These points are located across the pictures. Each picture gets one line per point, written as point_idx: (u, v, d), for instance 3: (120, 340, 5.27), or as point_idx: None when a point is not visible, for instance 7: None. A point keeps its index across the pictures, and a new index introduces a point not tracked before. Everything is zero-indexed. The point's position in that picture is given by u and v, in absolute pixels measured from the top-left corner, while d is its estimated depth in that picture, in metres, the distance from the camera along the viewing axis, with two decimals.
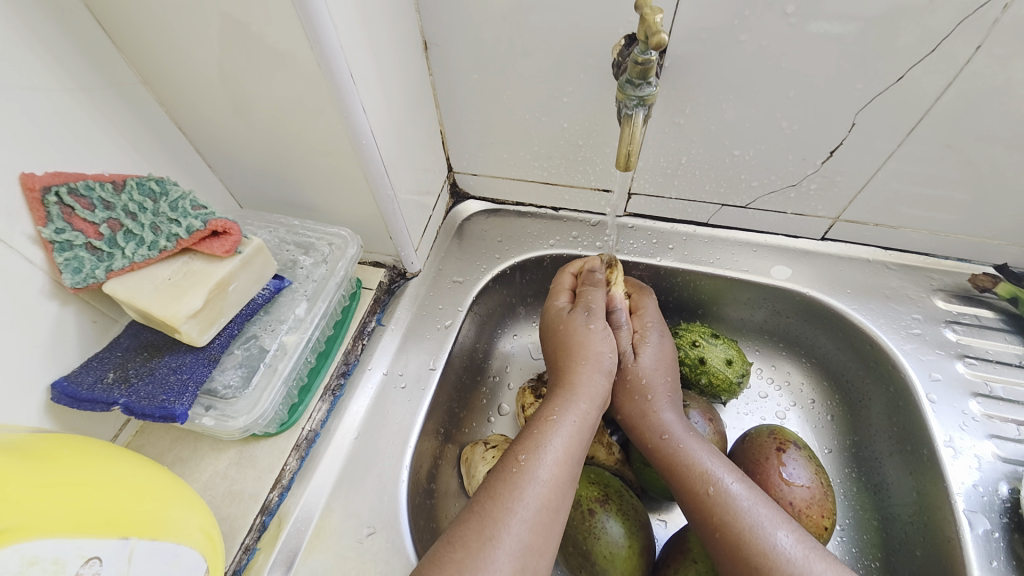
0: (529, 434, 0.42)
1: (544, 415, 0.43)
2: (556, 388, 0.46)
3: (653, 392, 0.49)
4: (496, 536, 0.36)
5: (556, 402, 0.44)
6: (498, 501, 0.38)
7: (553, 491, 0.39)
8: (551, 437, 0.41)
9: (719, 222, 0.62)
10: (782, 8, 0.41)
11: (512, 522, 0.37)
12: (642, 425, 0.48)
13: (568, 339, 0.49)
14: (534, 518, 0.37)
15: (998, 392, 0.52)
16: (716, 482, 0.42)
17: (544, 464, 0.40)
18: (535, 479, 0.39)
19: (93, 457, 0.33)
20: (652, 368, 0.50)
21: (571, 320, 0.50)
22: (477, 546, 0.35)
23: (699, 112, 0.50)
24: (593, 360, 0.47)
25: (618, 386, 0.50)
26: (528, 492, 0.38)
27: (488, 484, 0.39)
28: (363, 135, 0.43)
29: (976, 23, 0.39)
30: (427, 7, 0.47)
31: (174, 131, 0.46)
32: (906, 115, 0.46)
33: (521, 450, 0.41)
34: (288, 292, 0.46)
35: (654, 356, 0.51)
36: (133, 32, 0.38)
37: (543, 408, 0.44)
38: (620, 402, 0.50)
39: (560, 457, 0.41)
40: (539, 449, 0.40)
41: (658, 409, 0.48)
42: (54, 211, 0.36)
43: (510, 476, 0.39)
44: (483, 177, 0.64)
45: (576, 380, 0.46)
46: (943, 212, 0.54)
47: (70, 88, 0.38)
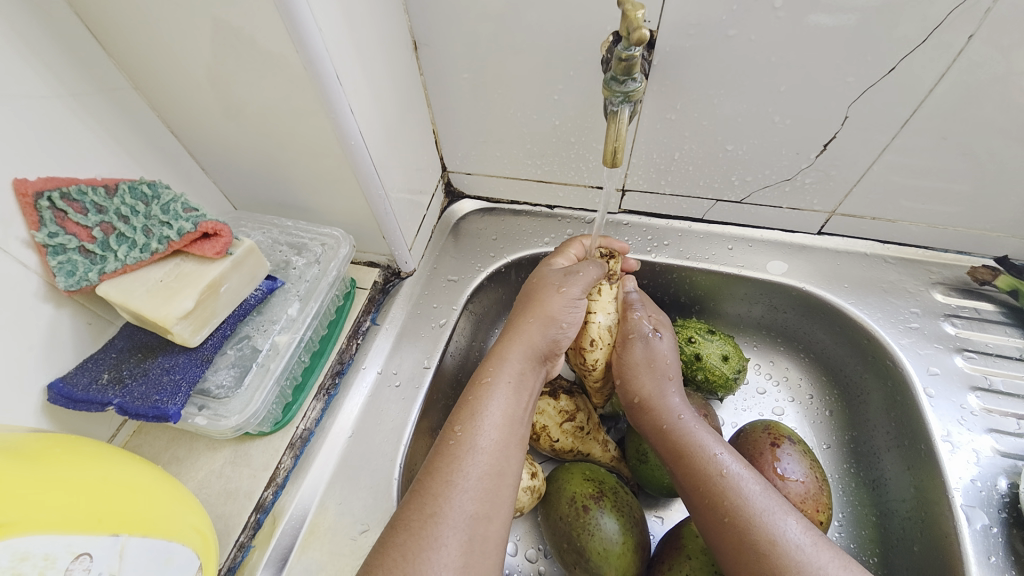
0: (465, 403, 0.42)
1: (478, 378, 0.44)
2: (495, 349, 0.47)
3: (672, 373, 0.50)
4: (438, 512, 0.35)
5: (490, 364, 0.45)
6: (436, 476, 0.37)
7: (493, 456, 0.39)
8: (487, 402, 0.42)
9: (714, 217, 0.62)
10: (770, 1, 0.41)
11: (451, 492, 0.36)
12: (658, 405, 0.48)
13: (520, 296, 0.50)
14: (476, 484, 0.37)
15: (998, 386, 0.51)
16: (728, 465, 0.42)
17: (481, 432, 0.40)
18: (473, 447, 0.39)
19: (86, 456, 0.33)
20: (671, 351, 0.51)
21: (539, 279, 0.51)
22: (419, 525, 0.35)
23: (691, 108, 0.50)
24: (548, 319, 0.47)
25: (641, 363, 0.50)
26: (466, 460, 0.38)
27: (428, 461, 0.39)
28: (352, 136, 0.43)
29: (970, 12, 0.38)
30: (415, 7, 0.48)
31: (167, 136, 0.47)
32: (900, 107, 0.46)
33: (457, 422, 0.41)
34: (281, 292, 0.47)
35: (670, 340, 0.52)
36: (122, 37, 0.39)
37: (478, 372, 0.45)
38: (638, 383, 0.49)
39: (498, 421, 0.41)
40: (474, 416, 0.41)
41: (672, 392, 0.49)
42: (47, 215, 0.36)
43: (447, 449, 0.39)
44: (477, 176, 0.64)
45: (508, 335, 0.47)
46: (941, 205, 0.53)
47: (62, 94, 0.38)
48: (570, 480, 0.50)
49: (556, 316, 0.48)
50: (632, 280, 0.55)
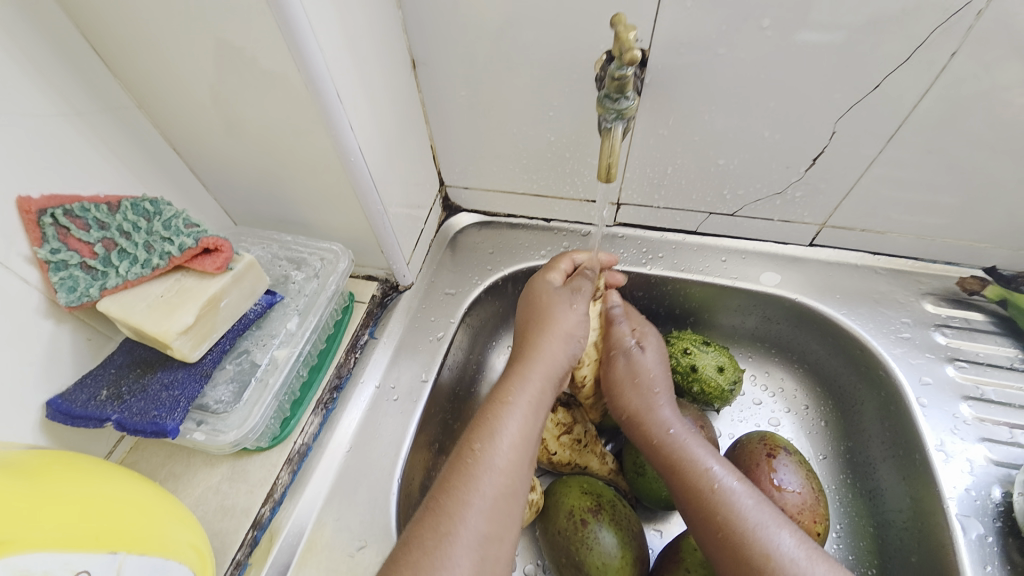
0: (483, 421, 0.42)
1: (497, 395, 0.44)
2: (514, 365, 0.47)
3: (659, 386, 0.49)
4: (452, 532, 0.35)
5: (510, 381, 0.45)
6: (451, 495, 0.37)
7: (509, 476, 0.39)
8: (506, 421, 0.42)
9: (708, 230, 0.63)
10: (756, 23, 0.43)
11: (469, 513, 0.36)
12: (647, 419, 0.48)
13: (541, 313, 0.50)
14: (492, 504, 0.37)
15: (990, 396, 0.52)
16: (720, 479, 0.42)
17: (500, 451, 0.40)
18: (491, 467, 0.39)
19: (87, 472, 0.34)
20: (657, 364, 0.51)
21: (541, 297, 0.51)
22: (436, 545, 0.35)
23: (683, 124, 0.51)
24: (565, 340, 0.48)
25: (626, 378, 0.50)
26: (485, 480, 0.38)
27: (443, 477, 0.39)
28: (351, 153, 0.44)
29: (952, 28, 0.40)
30: (414, 28, 0.49)
31: (170, 153, 0.48)
32: (885, 122, 0.47)
33: (474, 439, 0.41)
34: (280, 307, 0.47)
35: (656, 350, 0.52)
36: (129, 58, 0.40)
37: (498, 389, 0.45)
38: (626, 398, 0.50)
39: (515, 440, 0.41)
40: (494, 436, 0.41)
41: (661, 404, 0.48)
42: (50, 232, 0.37)
43: (465, 467, 0.39)
44: (475, 190, 0.65)
45: (529, 353, 0.47)
46: (928, 217, 0.54)
47: (66, 114, 0.39)
48: (567, 493, 0.50)
49: (572, 338, 0.49)
50: (615, 294, 0.55)
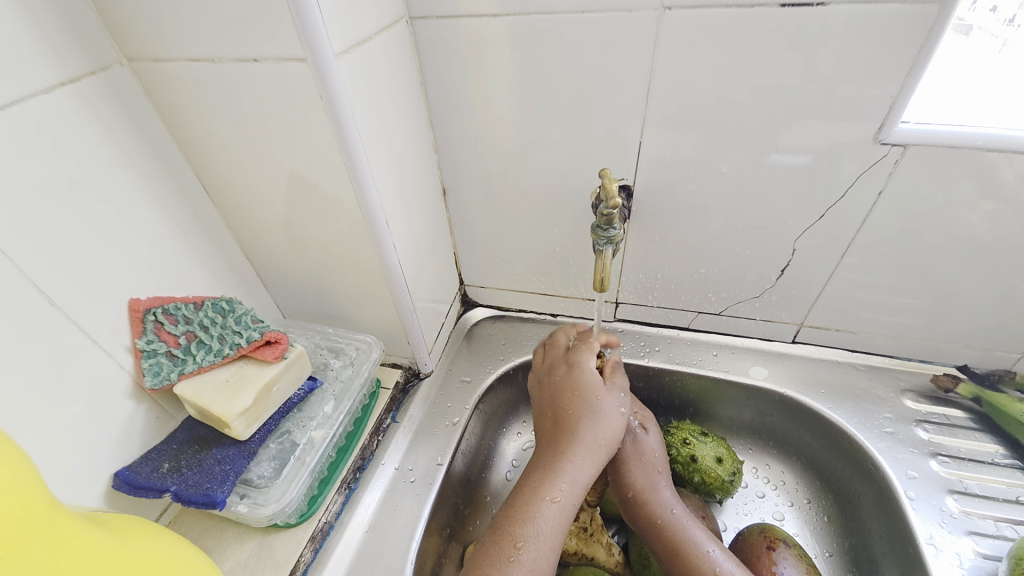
0: (526, 518, 0.43)
1: (542, 492, 0.45)
2: (558, 457, 0.47)
3: (660, 468, 0.54)
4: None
5: (557, 479, 0.46)
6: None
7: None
8: (547, 523, 0.43)
9: (699, 326, 0.70)
10: (716, 168, 0.54)
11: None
12: (650, 499, 0.52)
13: (590, 407, 0.50)
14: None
15: (974, 489, 0.55)
16: (718, 564, 0.46)
17: (537, 554, 0.42)
18: (526, 572, 0.41)
19: (155, 535, 0.37)
20: (657, 447, 0.56)
21: (589, 389, 0.51)
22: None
23: (667, 238, 0.61)
24: (610, 441, 0.49)
25: (632, 457, 0.54)
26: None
27: (480, 563, 0.42)
28: (392, 264, 0.54)
29: (877, 172, 0.50)
30: (447, 165, 0.62)
31: (244, 260, 0.58)
32: (836, 240, 0.56)
33: (516, 538, 0.43)
34: (319, 391, 0.54)
35: (657, 434, 0.57)
36: (230, 192, 0.52)
37: (543, 484, 0.45)
38: (632, 477, 0.53)
39: (550, 541, 0.43)
40: (537, 538, 0.43)
41: (662, 486, 0.53)
42: (149, 326, 0.46)
43: (504, 567, 0.41)
44: (490, 289, 0.75)
45: (575, 449, 0.47)
46: (891, 319, 0.61)
47: (176, 235, 0.50)
48: None
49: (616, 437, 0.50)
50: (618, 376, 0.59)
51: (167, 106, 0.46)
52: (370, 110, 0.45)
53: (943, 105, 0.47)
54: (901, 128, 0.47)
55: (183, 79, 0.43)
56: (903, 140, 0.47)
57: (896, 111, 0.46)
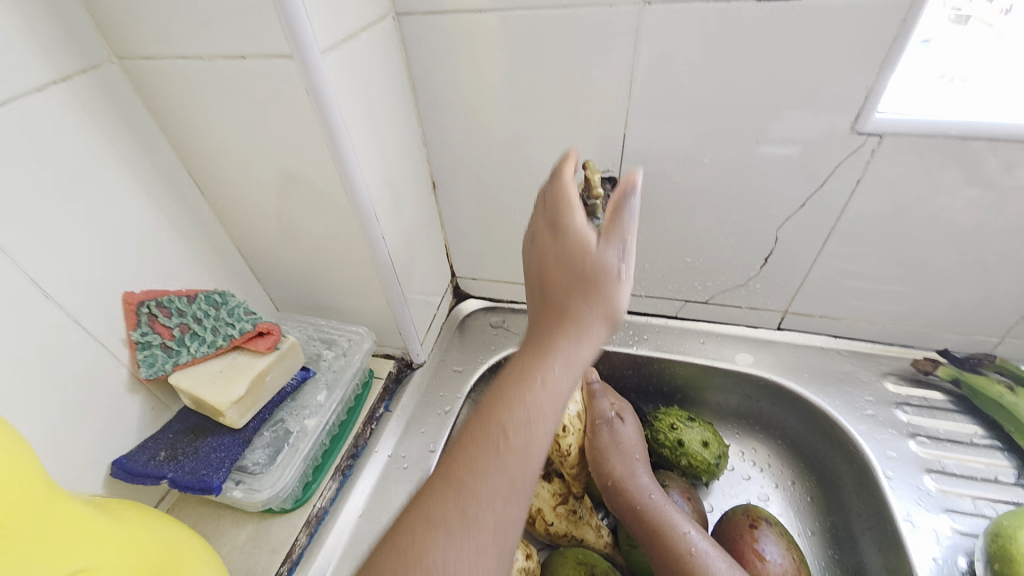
0: (517, 398, 0.36)
1: (531, 365, 0.37)
2: (547, 332, 0.39)
3: (638, 453, 0.56)
4: (475, 521, 0.33)
5: (552, 357, 0.37)
6: (479, 480, 0.34)
7: (530, 471, 0.36)
8: (539, 406, 0.36)
9: (687, 314, 0.71)
10: (700, 159, 0.55)
11: (496, 503, 0.34)
12: (629, 485, 0.53)
13: (585, 278, 0.39)
14: (517, 490, 0.35)
15: (951, 468, 0.56)
16: (695, 543, 0.48)
17: (533, 440, 0.36)
18: (520, 456, 0.35)
19: (151, 515, 0.39)
20: (634, 436, 0.58)
21: (585, 254, 0.40)
22: (461, 534, 0.33)
23: (653, 228, 0.63)
24: (609, 316, 0.39)
25: (610, 446, 0.56)
26: (513, 468, 0.35)
27: (459, 449, 0.35)
28: (381, 256, 0.54)
29: (855, 160, 0.51)
30: (437, 159, 0.63)
31: (236, 255, 0.59)
32: (818, 228, 0.58)
33: (507, 424, 0.35)
34: (312, 381, 0.55)
35: (633, 423, 0.59)
36: (221, 186, 0.52)
37: (533, 356, 0.38)
38: (610, 465, 0.55)
39: (546, 428, 0.37)
40: (529, 417, 0.36)
41: (640, 471, 0.55)
42: (143, 319, 0.47)
43: (492, 450, 0.35)
44: (481, 280, 0.76)
45: (569, 327, 0.38)
46: (874, 304, 0.63)
47: (169, 229, 0.51)
48: (563, 564, 0.53)
49: (617, 309, 0.40)
50: (594, 369, 0.61)
51: (158, 103, 0.47)
52: (359, 106, 0.46)
53: (919, 97, 0.48)
54: (878, 118, 0.48)
55: (173, 75, 0.44)
56: (880, 131, 0.49)
57: (872, 101, 0.47)
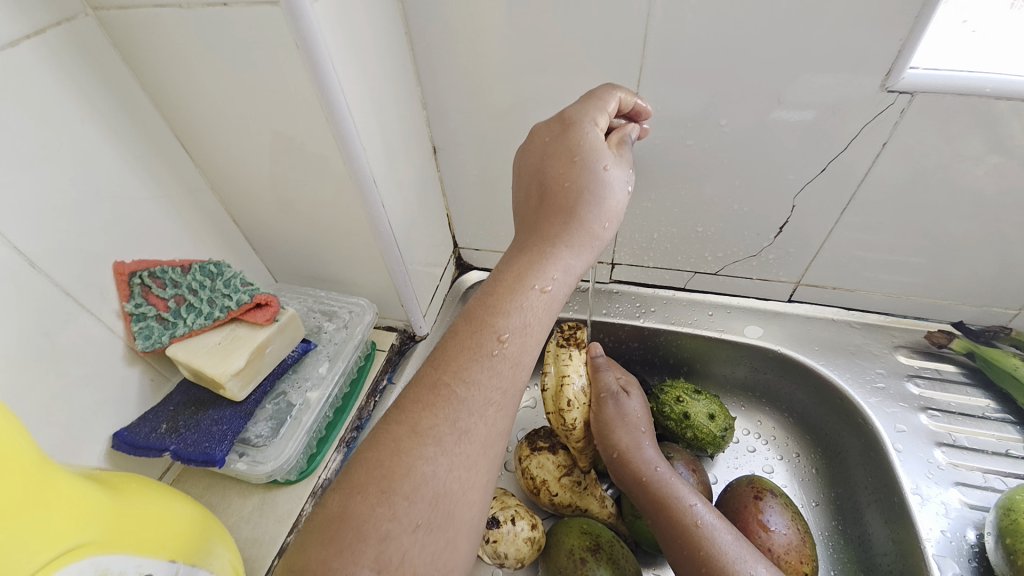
0: (512, 305, 0.38)
1: (526, 281, 0.39)
2: (539, 249, 0.40)
3: (643, 427, 0.56)
4: (467, 424, 0.34)
5: (549, 270, 0.39)
6: (471, 385, 0.35)
7: (517, 376, 0.37)
8: (530, 315, 0.38)
9: (695, 286, 0.69)
10: (716, 122, 0.52)
11: (486, 412, 0.35)
12: (634, 458, 0.53)
13: (586, 202, 0.41)
14: (505, 398, 0.36)
15: (962, 442, 0.56)
16: (701, 515, 0.47)
17: (523, 346, 0.38)
18: (512, 360, 0.37)
19: (153, 488, 0.38)
20: (640, 410, 0.57)
21: (588, 184, 0.41)
22: (451, 441, 0.33)
23: (663, 197, 0.60)
24: (597, 244, 0.42)
25: (616, 419, 0.55)
26: (503, 376, 0.36)
27: (455, 351, 0.36)
28: (381, 224, 0.52)
29: (881, 123, 0.48)
30: (436, 122, 0.60)
31: (231, 223, 0.57)
32: (837, 197, 0.55)
33: (502, 329, 0.37)
34: (314, 353, 0.54)
35: (639, 397, 0.58)
36: (210, 150, 0.50)
37: (529, 272, 0.39)
38: (616, 437, 0.54)
39: (535, 335, 0.39)
40: (521, 329, 0.38)
41: (645, 444, 0.54)
42: (136, 290, 0.46)
43: (487, 353, 0.36)
44: (485, 251, 0.74)
45: (566, 248, 0.40)
46: (890, 276, 0.60)
47: (159, 196, 0.49)
48: (568, 534, 0.54)
49: (603, 240, 0.42)
50: (598, 345, 0.60)
51: (138, 59, 0.44)
52: (352, 62, 0.43)
53: (954, 53, 0.45)
54: (910, 74, 0.45)
55: (152, 27, 0.41)
56: (912, 88, 0.45)
57: (906, 56, 0.43)
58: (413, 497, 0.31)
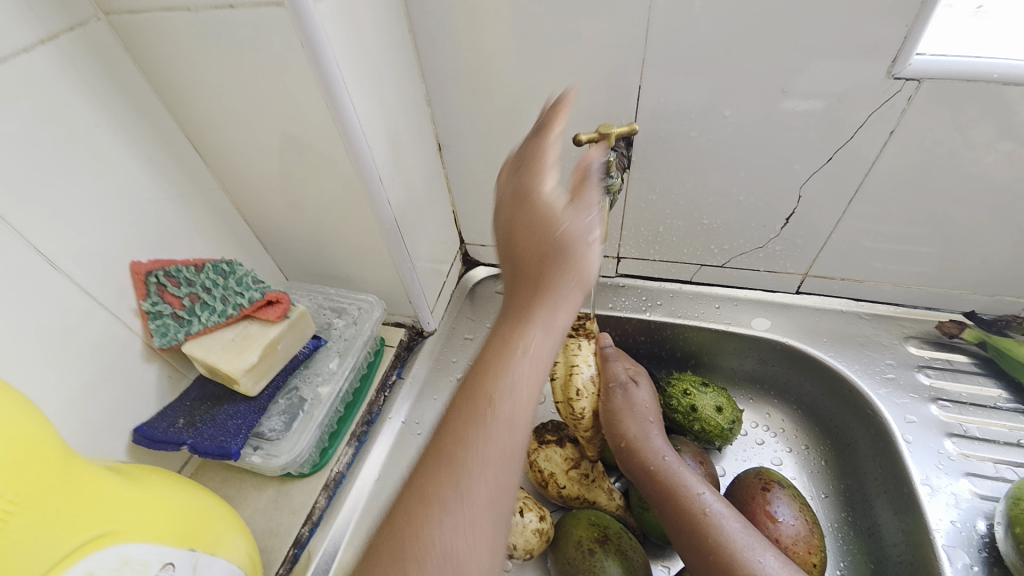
0: (501, 361, 0.35)
1: (511, 338, 0.36)
2: (519, 304, 0.37)
3: (651, 417, 0.56)
4: (470, 487, 0.31)
5: (533, 318, 0.36)
6: (470, 449, 0.32)
7: (519, 431, 0.34)
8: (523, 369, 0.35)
9: (701, 279, 0.69)
10: (720, 113, 0.52)
11: (492, 475, 0.32)
12: (643, 447, 0.54)
13: (559, 237, 0.37)
14: (510, 458, 0.33)
15: (973, 432, 0.55)
16: (709, 503, 0.48)
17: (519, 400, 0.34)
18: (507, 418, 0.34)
19: (175, 479, 0.40)
20: (648, 400, 0.57)
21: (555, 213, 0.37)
22: (455, 507, 0.30)
23: (668, 190, 0.60)
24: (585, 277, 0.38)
25: (624, 408, 0.55)
26: (504, 441, 0.33)
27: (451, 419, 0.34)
28: (388, 221, 0.53)
29: (888, 111, 0.48)
30: (441, 120, 0.60)
31: (242, 222, 0.58)
32: (844, 186, 0.54)
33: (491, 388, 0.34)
34: (324, 349, 0.55)
35: (648, 387, 0.58)
36: (221, 149, 0.51)
37: (512, 330, 0.36)
38: (624, 426, 0.55)
39: (532, 389, 0.35)
40: (515, 387, 0.35)
41: (654, 434, 0.55)
42: (152, 288, 0.47)
43: (480, 418, 0.33)
44: (491, 247, 0.74)
45: (546, 288, 0.37)
46: (900, 266, 0.60)
47: (172, 197, 0.50)
48: (576, 525, 0.54)
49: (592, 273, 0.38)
50: (607, 336, 0.60)
51: (150, 63, 0.45)
52: (357, 62, 0.44)
53: (961, 39, 0.44)
54: (916, 61, 0.44)
55: (163, 32, 0.42)
56: (918, 75, 0.45)
57: (911, 43, 0.43)
58: (426, 573, 0.28)
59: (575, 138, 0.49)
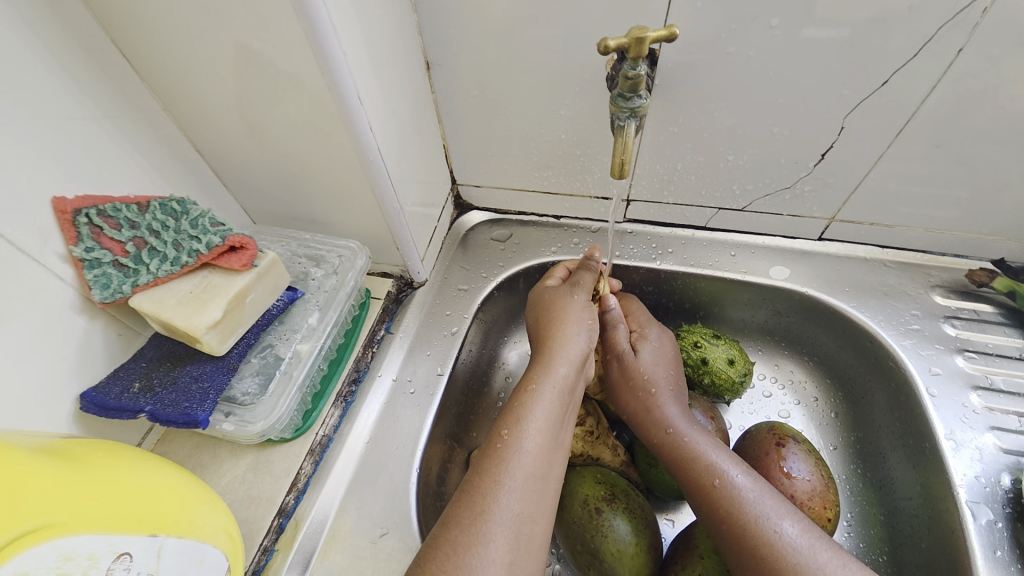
0: None
1: None
2: None
3: (655, 386, 0.51)
4: None
5: None
6: None
7: None
8: None
9: (717, 225, 0.63)
10: (765, 21, 0.43)
11: None
12: (646, 420, 0.50)
13: None
14: None
15: (999, 385, 0.53)
16: (721, 475, 0.44)
17: None
18: None
19: (124, 459, 0.34)
20: (652, 364, 0.52)
21: None
22: None
23: (692, 120, 0.52)
24: None
25: (622, 381, 0.53)
26: None
27: None
28: (371, 152, 0.44)
29: (957, 27, 0.40)
30: (428, 30, 0.50)
31: (191, 151, 0.49)
32: (894, 117, 0.47)
33: None
34: (301, 303, 0.49)
35: (653, 352, 0.53)
36: (152, 55, 0.41)
37: None
38: (625, 400, 0.53)
39: None
40: None
41: (663, 403, 0.50)
42: (84, 231, 0.39)
43: None
44: (486, 189, 0.66)
45: None
46: (938, 210, 0.54)
47: (97, 117, 0.40)
48: (582, 483, 0.51)
49: None
50: (612, 299, 0.57)
51: None
52: None
53: None
54: None
55: None
56: None
57: None
58: None
59: (601, 45, 0.38)
